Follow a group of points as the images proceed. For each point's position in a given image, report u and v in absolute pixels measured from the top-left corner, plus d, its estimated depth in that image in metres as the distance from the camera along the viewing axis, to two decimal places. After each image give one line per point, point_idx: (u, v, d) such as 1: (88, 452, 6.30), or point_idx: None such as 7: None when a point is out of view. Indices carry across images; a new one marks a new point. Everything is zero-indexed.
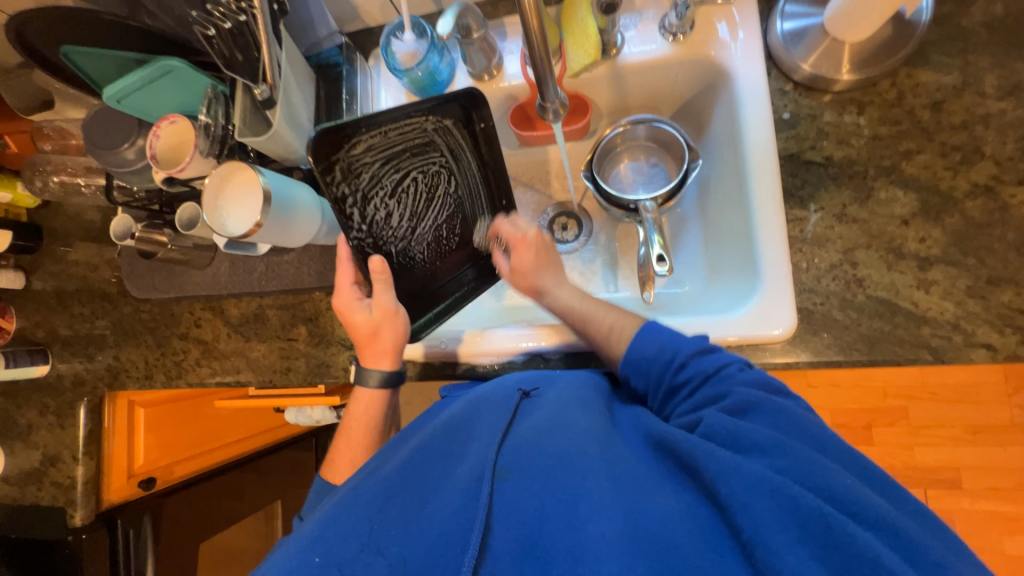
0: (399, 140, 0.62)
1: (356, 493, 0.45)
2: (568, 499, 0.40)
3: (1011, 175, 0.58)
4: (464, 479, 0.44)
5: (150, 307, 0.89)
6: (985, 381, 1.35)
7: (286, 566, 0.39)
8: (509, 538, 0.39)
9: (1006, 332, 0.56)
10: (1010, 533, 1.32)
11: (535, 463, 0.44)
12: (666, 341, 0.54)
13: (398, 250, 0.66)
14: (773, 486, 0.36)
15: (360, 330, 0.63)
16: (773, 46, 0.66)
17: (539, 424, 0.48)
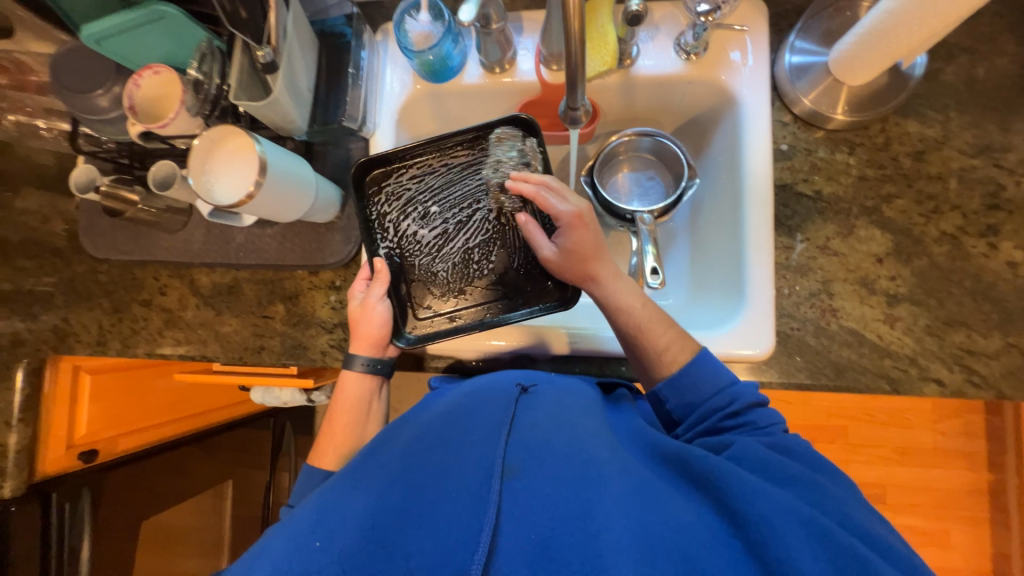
0: (442, 171, 0.69)
1: (359, 479, 0.47)
2: (576, 502, 0.42)
3: (976, 228, 0.63)
4: (473, 477, 0.45)
5: (109, 268, 0.82)
6: (915, 408, 1.47)
7: (287, 550, 0.40)
8: (518, 539, 0.41)
9: (955, 369, 0.61)
10: (921, 546, 1.46)
11: (540, 462, 0.45)
12: (725, 386, 0.56)
13: (421, 265, 0.68)
14: (800, 515, 0.40)
15: (357, 307, 0.66)
16: (779, 77, 0.68)
17: (542, 422, 0.49)
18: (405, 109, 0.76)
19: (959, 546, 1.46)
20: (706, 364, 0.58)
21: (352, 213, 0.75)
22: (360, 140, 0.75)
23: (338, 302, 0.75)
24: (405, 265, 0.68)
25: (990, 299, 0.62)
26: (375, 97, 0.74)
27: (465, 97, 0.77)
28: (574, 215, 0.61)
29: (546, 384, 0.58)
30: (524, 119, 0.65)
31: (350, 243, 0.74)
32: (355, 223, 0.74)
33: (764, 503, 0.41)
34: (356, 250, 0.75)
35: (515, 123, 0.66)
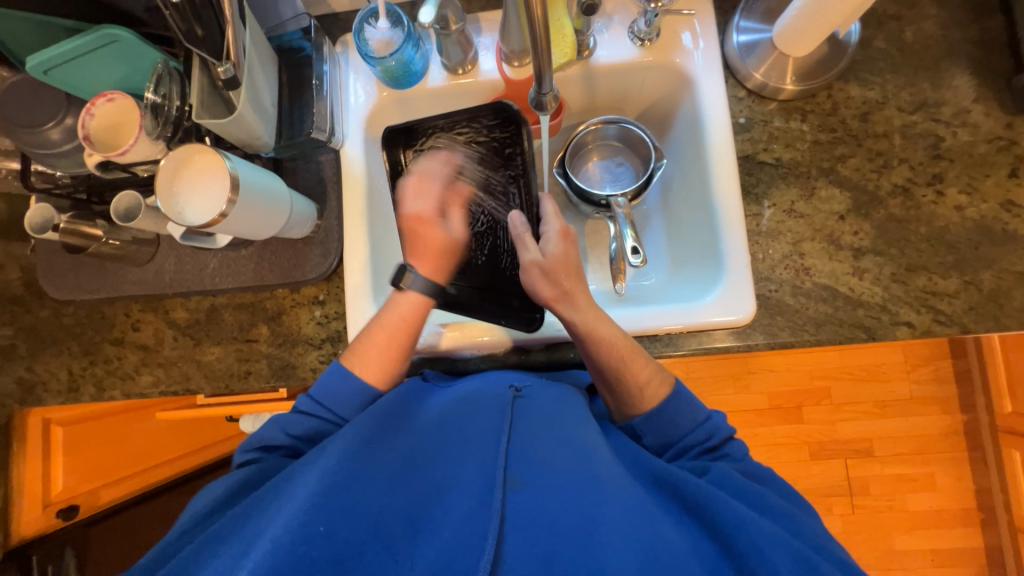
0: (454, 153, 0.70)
1: (363, 471, 0.49)
2: (579, 518, 0.46)
3: (923, 178, 0.68)
4: (478, 485, 0.49)
5: (73, 310, 0.78)
6: (889, 361, 1.55)
7: (288, 530, 0.43)
8: (520, 547, 0.45)
9: (922, 311, 0.65)
10: (912, 493, 1.53)
11: (541, 480, 0.49)
12: (703, 420, 0.60)
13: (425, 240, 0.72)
14: (794, 552, 0.45)
15: (423, 212, 0.68)
16: (730, 56, 0.72)
17: (545, 437, 0.54)
18: (373, 116, 0.76)
19: (946, 488, 1.53)
20: (680, 399, 0.61)
21: (329, 226, 0.74)
22: (330, 152, 0.75)
23: (323, 317, 0.74)
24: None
25: (944, 243, 0.66)
26: (341, 108, 0.74)
27: (432, 101, 0.77)
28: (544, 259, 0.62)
29: (538, 389, 0.62)
30: (509, 110, 0.66)
31: (330, 256, 0.73)
32: (333, 235, 0.74)
33: (755, 530, 0.46)
34: (337, 262, 0.74)
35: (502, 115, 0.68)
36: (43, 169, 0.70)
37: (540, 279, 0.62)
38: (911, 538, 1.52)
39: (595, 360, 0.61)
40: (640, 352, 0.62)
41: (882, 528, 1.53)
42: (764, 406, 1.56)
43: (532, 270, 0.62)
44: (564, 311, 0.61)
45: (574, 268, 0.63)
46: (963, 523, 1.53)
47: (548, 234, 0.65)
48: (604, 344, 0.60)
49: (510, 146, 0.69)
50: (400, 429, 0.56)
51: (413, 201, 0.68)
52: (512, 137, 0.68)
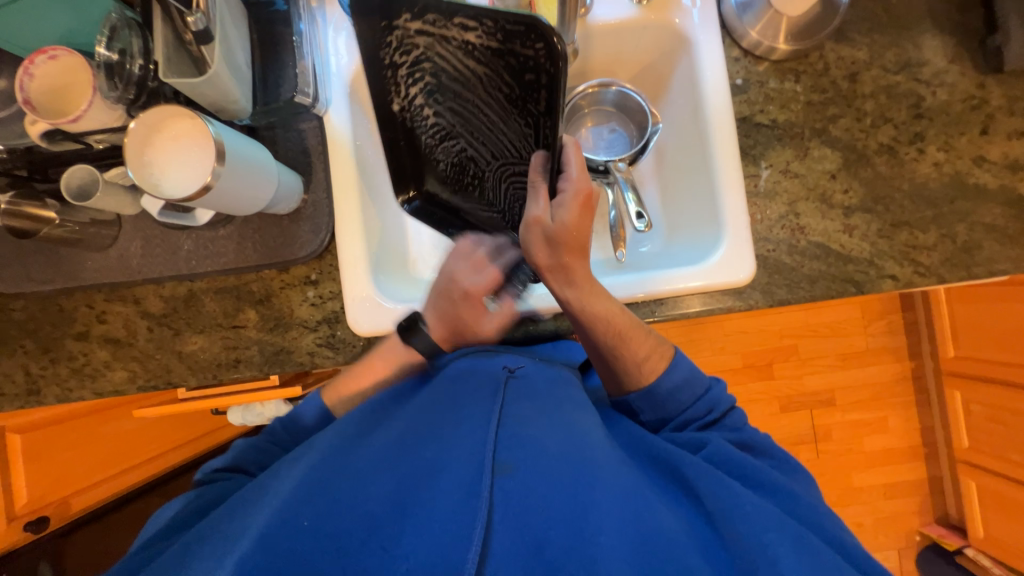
0: (460, 56, 0.54)
1: (345, 463, 0.46)
2: (572, 503, 0.43)
3: (905, 136, 0.71)
4: (465, 471, 0.44)
5: (24, 304, 0.69)
6: (849, 317, 1.65)
7: (275, 525, 0.41)
8: (508, 540, 0.40)
9: (905, 264, 0.69)
10: (868, 435, 1.67)
11: (537, 463, 0.45)
12: (703, 393, 0.61)
13: (424, 145, 0.62)
14: (793, 534, 0.44)
15: (476, 290, 0.66)
16: (727, 14, 0.72)
17: (539, 419, 0.51)
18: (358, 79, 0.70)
19: (897, 429, 1.69)
20: (682, 370, 0.61)
21: (318, 200, 0.69)
22: (313, 119, 0.69)
23: (318, 297, 0.69)
24: (410, 131, 0.61)
25: (924, 198, 0.70)
26: (323, 69, 0.68)
27: None
28: (558, 224, 0.54)
29: (531, 368, 0.60)
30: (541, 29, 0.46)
31: (321, 232, 0.68)
32: (323, 209, 0.68)
33: (749, 513, 0.45)
34: (329, 238, 0.69)
35: (527, 23, 0.47)
36: None
37: (539, 245, 0.55)
38: (868, 475, 1.68)
39: (590, 335, 0.59)
40: (637, 327, 0.60)
41: (842, 470, 1.67)
42: (739, 365, 1.64)
43: (531, 232, 0.55)
44: (555, 284, 0.57)
45: (580, 244, 0.56)
46: (911, 459, 1.70)
47: (563, 197, 0.55)
48: (598, 320, 0.58)
49: (533, 69, 0.50)
50: (385, 425, 0.53)
51: (474, 275, 0.66)
52: (540, 60, 0.48)
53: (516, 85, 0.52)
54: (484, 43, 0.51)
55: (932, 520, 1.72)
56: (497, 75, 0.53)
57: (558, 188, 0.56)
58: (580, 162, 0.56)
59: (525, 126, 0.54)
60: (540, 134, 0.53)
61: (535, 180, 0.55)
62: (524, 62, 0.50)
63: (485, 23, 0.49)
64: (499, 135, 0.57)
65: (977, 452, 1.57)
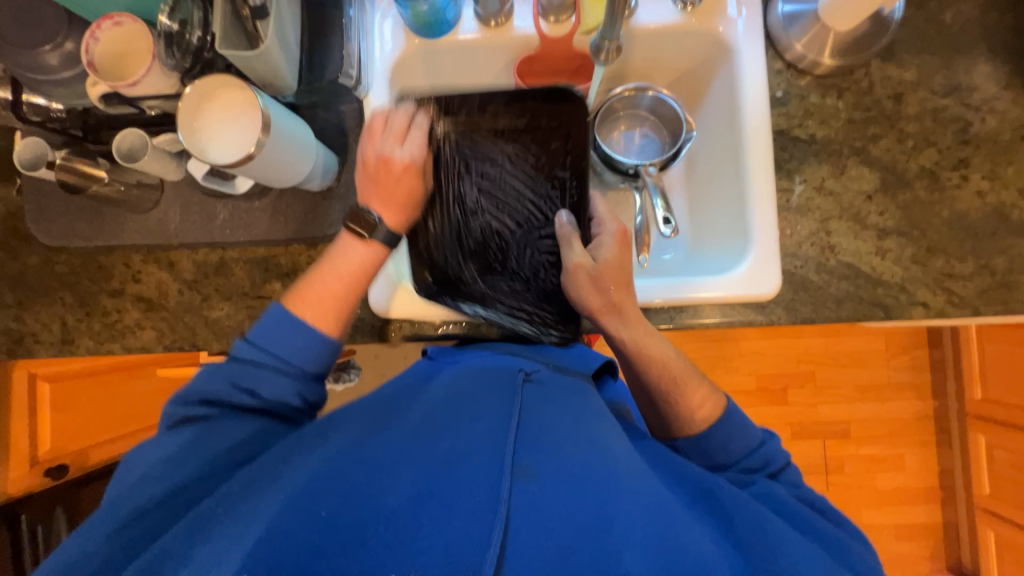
0: (490, 138, 0.68)
1: (363, 449, 0.47)
2: (595, 513, 0.43)
3: (948, 162, 0.69)
4: (484, 472, 0.44)
5: (66, 258, 0.73)
6: (871, 348, 1.61)
7: (295, 511, 0.41)
8: (527, 543, 0.40)
9: (938, 293, 0.67)
10: (882, 472, 1.62)
11: (558, 469, 0.45)
12: (758, 445, 0.59)
13: (454, 222, 0.68)
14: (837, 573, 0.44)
15: (394, 155, 0.60)
16: (772, 25, 0.71)
17: (559, 426, 0.50)
18: (398, 66, 0.72)
19: (913, 468, 1.63)
20: (732, 423, 0.60)
21: (351, 180, 0.70)
22: (353, 102, 0.71)
23: None
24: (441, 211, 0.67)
25: (964, 227, 0.68)
26: (366, 54, 0.70)
27: (461, 55, 0.74)
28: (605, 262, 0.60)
29: (549, 375, 0.60)
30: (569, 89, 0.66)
31: (351, 212, 0.70)
32: (355, 189, 0.70)
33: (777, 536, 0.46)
34: None
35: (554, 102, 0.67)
36: (37, 100, 0.62)
37: (587, 289, 0.60)
38: (879, 513, 1.62)
39: (644, 377, 0.61)
40: (693, 373, 0.61)
41: (851, 505, 1.62)
42: (752, 387, 1.61)
43: (580, 278, 0.60)
44: (611, 325, 0.60)
45: (624, 280, 0.61)
46: (926, 501, 1.63)
47: (601, 238, 0.63)
48: (654, 363, 0.60)
49: (558, 137, 0.67)
50: (401, 412, 0.53)
51: (401, 146, 0.61)
52: (563, 129, 0.67)
53: (532, 170, 0.68)
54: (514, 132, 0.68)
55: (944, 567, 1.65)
56: (524, 150, 0.68)
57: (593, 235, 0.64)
58: (608, 208, 0.67)
59: (551, 188, 0.68)
60: (566, 196, 0.67)
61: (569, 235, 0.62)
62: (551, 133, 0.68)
63: (517, 106, 0.67)
64: (522, 207, 0.68)
65: (998, 500, 1.51)
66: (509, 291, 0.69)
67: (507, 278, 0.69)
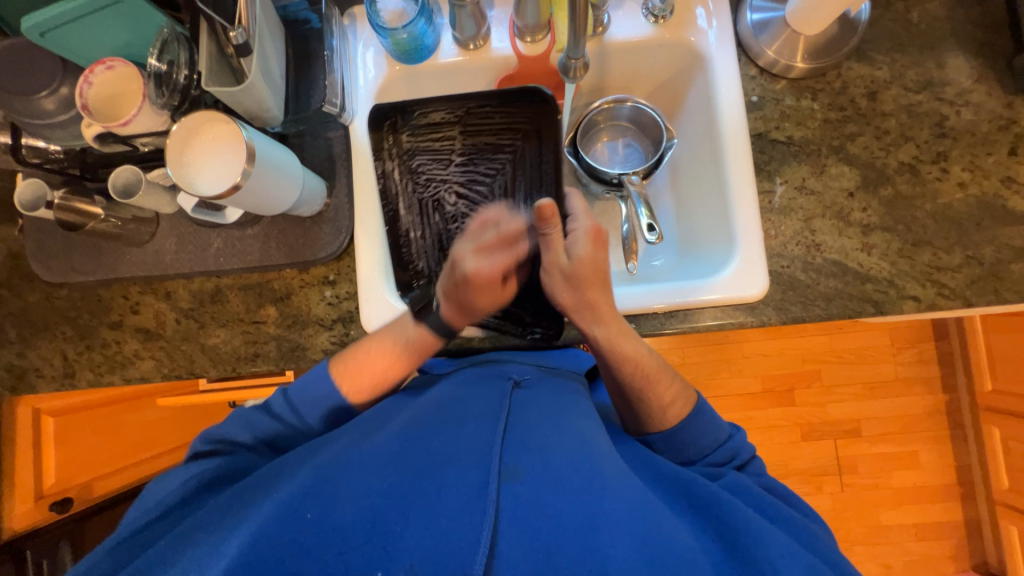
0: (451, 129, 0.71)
1: (350, 460, 0.47)
2: (581, 510, 0.43)
3: (927, 155, 0.69)
4: (470, 474, 0.44)
5: (67, 293, 0.75)
6: (877, 344, 1.59)
7: (280, 522, 0.41)
8: (513, 543, 0.40)
9: (927, 285, 0.67)
10: (897, 470, 1.59)
11: (545, 468, 0.46)
12: (726, 440, 0.61)
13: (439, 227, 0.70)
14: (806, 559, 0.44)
15: (485, 276, 0.60)
16: (743, 34, 0.73)
17: (545, 428, 0.51)
18: (381, 92, 0.74)
19: (929, 465, 1.59)
20: (704, 417, 0.61)
21: (340, 204, 0.72)
22: (339, 129, 0.73)
23: (334, 297, 0.72)
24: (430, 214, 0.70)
25: (948, 219, 0.68)
26: (350, 83, 0.72)
27: (442, 78, 0.76)
28: (579, 263, 0.59)
29: (536, 381, 0.61)
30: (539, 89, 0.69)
31: (341, 234, 0.71)
32: (344, 213, 0.72)
33: (767, 538, 0.45)
34: (348, 240, 0.72)
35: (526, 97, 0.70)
36: (32, 141, 0.62)
37: (561, 286, 0.61)
38: (897, 513, 1.58)
39: (618, 377, 0.61)
40: (665, 371, 0.62)
41: (867, 506, 1.58)
42: (758, 389, 1.59)
43: (554, 275, 0.61)
44: (584, 322, 0.61)
45: (599, 275, 0.60)
46: (944, 498, 1.59)
47: (575, 233, 0.61)
48: (627, 361, 0.60)
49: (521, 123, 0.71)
50: (390, 422, 0.54)
51: (478, 260, 0.61)
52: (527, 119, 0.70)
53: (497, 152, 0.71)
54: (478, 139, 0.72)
55: (968, 566, 1.59)
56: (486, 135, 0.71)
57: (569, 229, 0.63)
58: (583, 208, 0.66)
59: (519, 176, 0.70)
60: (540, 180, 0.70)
61: (547, 228, 0.59)
62: (516, 132, 0.71)
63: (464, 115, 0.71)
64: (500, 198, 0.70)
65: None
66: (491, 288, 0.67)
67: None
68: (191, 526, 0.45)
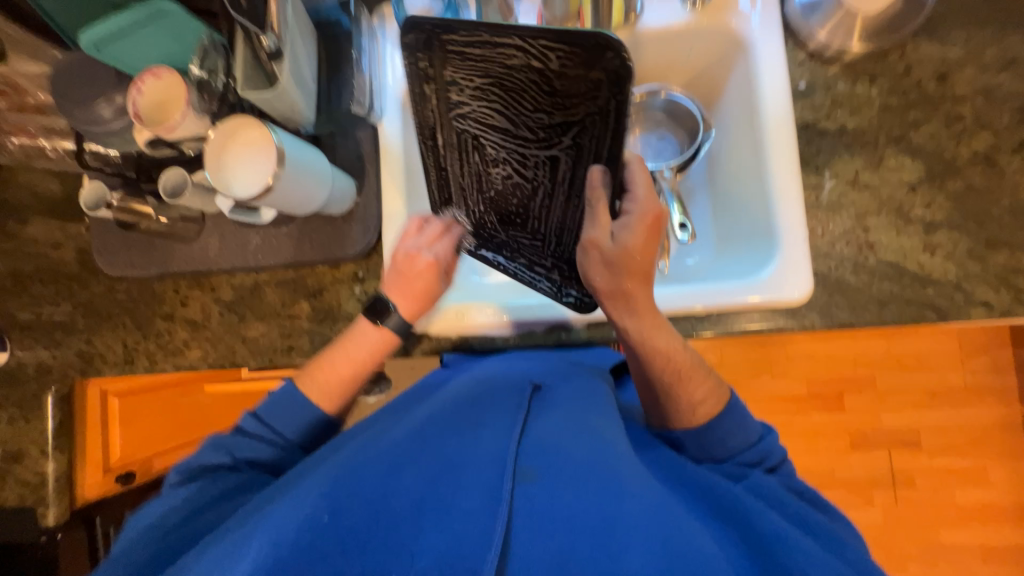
0: (494, 80, 0.52)
1: (368, 454, 0.48)
2: (598, 515, 0.42)
3: (1007, 144, 0.62)
4: (485, 475, 0.45)
5: (126, 286, 0.81)
6: (941, 349, 1.46)
7: (302, 516, 0.42)
8: (528, 545, 0.40)
9: (1002, 291, 0.60)
10: (962, 487, 1.45)
11: (561, 471, 0.45)
12: (756, 440, 0.57)
13: (472, 172, 0.62)
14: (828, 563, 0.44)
15: (419, 259, 0.62)
16: (791, 15, 0.67)
17: (561, 427, 0.51)
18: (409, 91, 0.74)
19: (1000, 483, 1.45)
20: (735, 413, 0.57)
21: (368, 203, 0.73)
22: (368, 128, 0.74)
23: (363, 294, 0.74)
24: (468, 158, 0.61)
25: None
26: (379, 83, 0.73)
27: None
28: (619, 253, 0.55)
29: (557, 380, 0.60)
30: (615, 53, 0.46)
31: (369, 233, 0.73)
32: (372, 212, 0.73)
33: (792, 546, 0.44)
34: (376, 238, 0.73)
35: (593, 44, 0.47)
36: (96, 147, 0.72)
37: (598, 269, 0.57)
38: (960, 533, 1.45)
39: (647, 372, 0.57)
40: (699, 366, 0.58)
41: (925, 524, 1.46)
42: (803, 393, 1.50)
43: (591, 254, 0.56)
44: (616, 310, 0.57)
45: (643, 270, 0.56)
46: (1018, 520, 1.44)
47: (627, 219, 0.56)
48: (658, 355, 0.57)
49: (594, 89, 0.50)
50: (407, 417, 0.55)
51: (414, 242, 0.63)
52: (598, 87, 0.50)
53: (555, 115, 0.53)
54: (528, 76, 0.51)
55: None
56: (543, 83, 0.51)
57: (623, 210, 0.58)
58: (646, 182, 0.57)
59: (570, 140, 0.55)
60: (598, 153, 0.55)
61: (593, 198, 0.56)
62: (588, 102, 0.51)
63: (515, 59, 0.50)
64: (546, 164, 0.58)
65: None
66: (529, 245, 0.66)
67: (529, 234, 0.66)
68: (227, 520, 0.47)
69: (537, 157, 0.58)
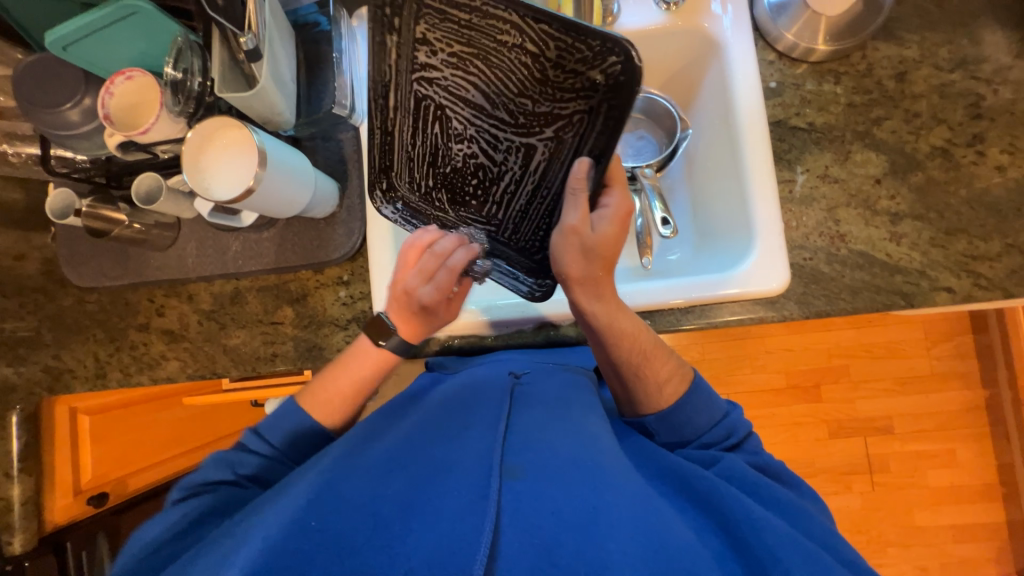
0: (483, 56, 0.54)
1: (353, 461, 0.47)
2: (582, 507, 0.42)
3: (961, 138, 0.66)
4: (471, 474, 0.45)
5: (96, 297, 0.78)
6: (909, 338, 1.52)
7: (285, 525, 0.41)
8: (516, 539, 0.40)
9: (962, 276, 0.64)
10: (933, 469, 1.52)
11: (544, 465, 0.46)
12: (720, 416, 0.59)
13: (432, 143, 0.61)
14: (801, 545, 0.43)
15: (433, 303, 0.57)
16: (760, 18, 0.70)
17: (545, 425, 0.51)
18: None
19: (967, 464, 1.52)
20: (698, 394, 0.59)
21: (352, 205, 0.73)
22: (350, 130, 0.73)
23: (348, 297, 0.73)
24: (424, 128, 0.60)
25: (986, 205, 0.64)
26: (360, 85, 0.72)
27: None
28: (599, 241, 0.54)
29: (541, 379, 0.61)
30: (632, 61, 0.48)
31: (354, 235, 0.72)
32: (356, 214, 0.72)
33: (763, 526, 0.44)
34: (361, 241, 0.72)
35: (603, 45, 0.49)
36: (63, 153, 0.69)
37: (574, 256, 0.54)
38: (933, 514, 1.51)
39: (612, 356, 0.58)
40: (659, 347, 0.59)
41: (900, 507, 1.52)
42: (782, 385, 1.55)
43: (569, 241, 0.54)
44: (584, 295, 0.56)
45: (613, 258, 0.55)
46: (986, 498, 1.51)
47: (604, 210, 0.55)
48: (623, 339, 0.57)
49: (587, 87, 0.53)
50: (393, 424, 0.55)
51: (424, 284, 0.56)
52: (588, 85, 0.53)
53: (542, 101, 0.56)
54: (520, 60, 0.53)
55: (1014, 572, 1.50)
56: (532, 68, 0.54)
57: (598, 202, 0.56)
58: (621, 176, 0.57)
59: (551, 130, 0.57)
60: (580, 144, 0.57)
61: (576, 188, 0.53)
62: (580, 97, 0.54)
63: (512, 40, 0.52)
64: (513, 146, 0.60)
65: None
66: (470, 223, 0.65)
67: (476, 213, 0.65)
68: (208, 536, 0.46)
69: (509, 142, 0.60)
